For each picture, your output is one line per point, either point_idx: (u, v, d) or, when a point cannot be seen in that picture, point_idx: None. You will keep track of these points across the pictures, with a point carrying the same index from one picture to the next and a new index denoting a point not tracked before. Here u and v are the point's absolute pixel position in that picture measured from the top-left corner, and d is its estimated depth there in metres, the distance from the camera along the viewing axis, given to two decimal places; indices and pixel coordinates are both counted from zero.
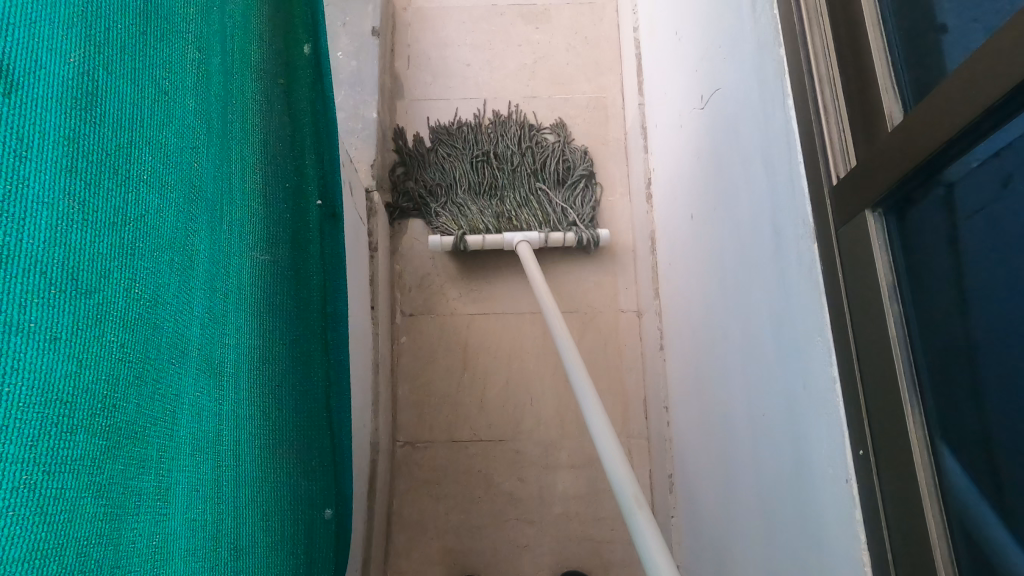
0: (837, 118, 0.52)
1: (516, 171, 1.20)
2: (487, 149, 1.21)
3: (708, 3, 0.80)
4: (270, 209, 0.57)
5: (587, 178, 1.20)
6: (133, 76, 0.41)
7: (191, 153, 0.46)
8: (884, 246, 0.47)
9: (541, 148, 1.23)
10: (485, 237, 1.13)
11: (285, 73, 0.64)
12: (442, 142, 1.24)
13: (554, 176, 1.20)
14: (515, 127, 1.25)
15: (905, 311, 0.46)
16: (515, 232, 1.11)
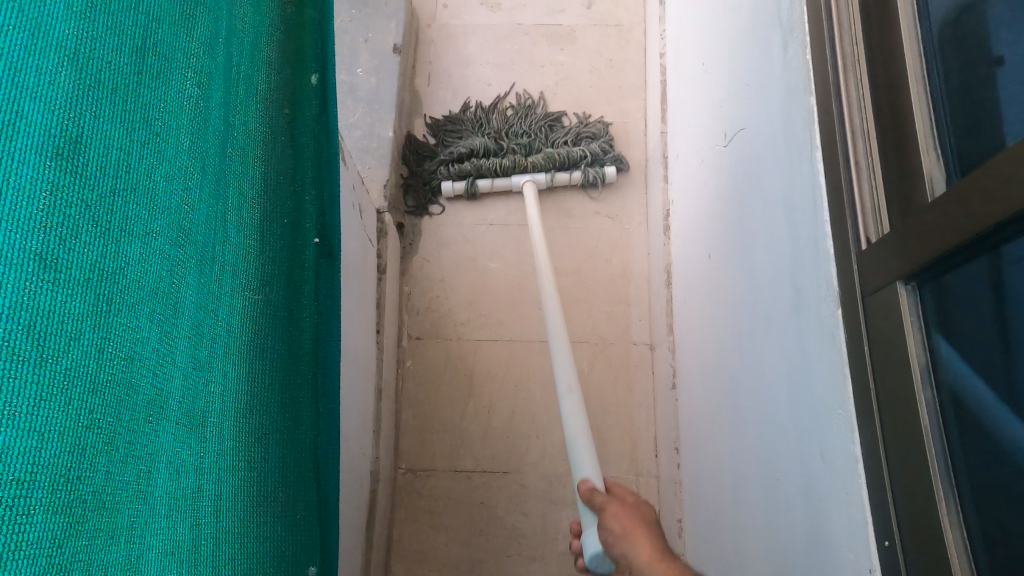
0: (871, 176, 0.48)
1: (530, 135, 1.22)
2: (504, 121, 1.24)
3: (737, 37, 0.77)
4: (267, 247, 0.55)
5: (603, 147, 1.21)
6: (125, 120, 0.40)
7: (186, 194, 0.45)
8: (917, 322, 0.43)
9: (557, 122, 1.25)
10: (494, 182, 1.19)
11: (292, 101, 0.63)
12: (457, 120, 1.26)
13: (570, 139, 1.22)
14: (529, 103, 1.28)
15: (940, 395, 0.42)
16: (522, 176, 1.18)
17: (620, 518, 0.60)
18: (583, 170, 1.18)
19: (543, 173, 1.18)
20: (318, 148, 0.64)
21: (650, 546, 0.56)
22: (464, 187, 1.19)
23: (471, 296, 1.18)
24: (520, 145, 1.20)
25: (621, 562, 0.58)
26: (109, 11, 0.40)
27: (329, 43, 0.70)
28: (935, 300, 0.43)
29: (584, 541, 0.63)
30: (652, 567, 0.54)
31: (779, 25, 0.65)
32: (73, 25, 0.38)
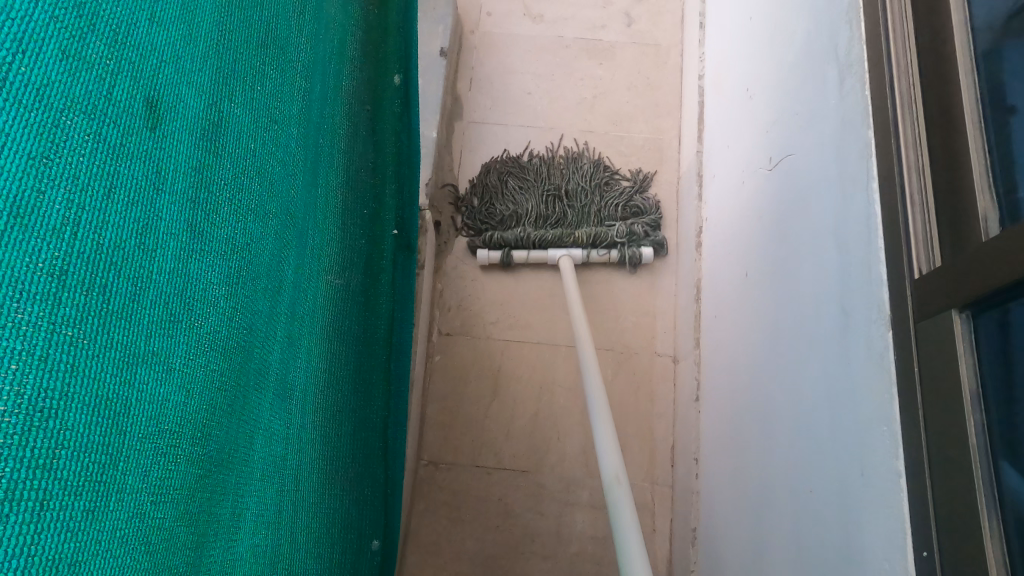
0: (924, 211, 0.52)
1: (588, 203, 1.20)
2: (562, 184, 1.22)
3: (789, 68, 0.80)
4: (348, 234, 0.58)
5: (653, 227, 1.21)
6: (254, 104, 0.43)
7: (295, 178, 0.48)
8: (968, 347, 0.46)
9: (612, 189, 1.24)
10: (530, 252, 1.18)
11: (374, 95, 0.66)
12: (518, 174, 1.24)
13: (622, 216, 1.21)
14: (578, 157, 1.27)
15: (988, 413, 0.45)
16: (560, 249, 1.16)
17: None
18: (621, 250, 1.17)
19: (581, 250, 1.17)
20: (399, 149, 0.67)
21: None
22: (501, 255, 1.18)
23: (500, 300, 1.21)
24: (566, 221, 1.19)
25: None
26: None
27: (411, 38, 0.70)
28: (986, 325, 0.46)
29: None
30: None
31: (835, 60, 0.68)
32: (218, 6, 0.40)
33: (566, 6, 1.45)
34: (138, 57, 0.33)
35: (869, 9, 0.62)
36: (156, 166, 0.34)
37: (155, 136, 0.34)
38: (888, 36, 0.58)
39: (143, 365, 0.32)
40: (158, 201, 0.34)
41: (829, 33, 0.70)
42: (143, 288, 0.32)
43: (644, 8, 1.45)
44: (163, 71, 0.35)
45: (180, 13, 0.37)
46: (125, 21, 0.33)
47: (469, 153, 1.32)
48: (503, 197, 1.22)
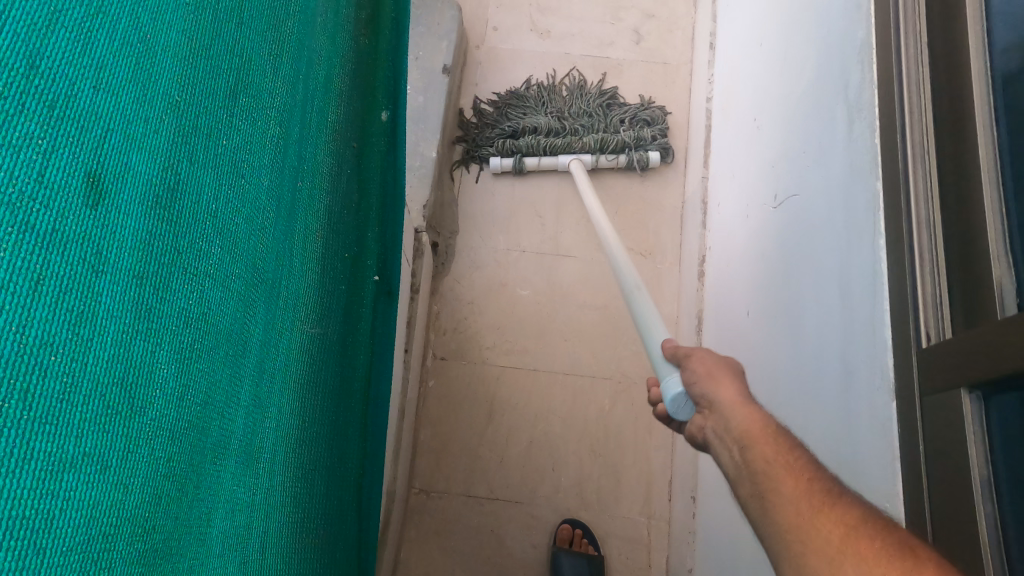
0: (934, 271, 0.49)
1: (594, 117, 1.27)
2: (566, 106, 1.29)
3: (797, 101, 0.77)
4: (325, 281, 0.56)
5: (660, 136, 1.26)
6: (213, 161, 0.40)
7: (262, 232, 0.46)
8: (982, 458, 0.42)
9: (617, 106, 1.30)
10: (541, 160, 1.25)
11: (360, 131, 0.64)
12: (525, 98, 1.31)
13: (627, 122, 1.27)
14: (583, 83, 1.34)
15: (1006, 543, 0.40)
16: (568, 155, 1.23)
17: (704, 360, 0.58)
18: (628, 155, 1.23)
19: (590, 155, 1.23)
20: (382, 188, 0.66)
21: (734, 391, 0.54)
22: (512, 164, 1.25)
23: (497, 322, 1.20)
24: (576, 128, 1.26)
25: (701, 403, 0.56)
26: (208, 48, 0.40)
27: (400, 74, 0.70)
28: (1003, 441, 0.41)
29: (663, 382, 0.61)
30: (734, 408, 0.52)
31: (844, 103, 0.65)
32: (177, 61, 0.37)
33: (574, 21, 1.42)
34: (80, 127, 0.30)
35: (882, 52, 0.58)
36: (96, 242, 0.30)
37: (96, 210, 0.30)
38: (902, 82, 0.55)
39: (72, 471, 0.28)
40: (98, 282, 0.30)
41: (841, 72, 0.66)
42: (76, 383, 0.28)
43: (654, 24, 1.42)
44: (108, 134, 0.32)
45: (131, 73, 0.34)
46: (63, 89, 0.29)
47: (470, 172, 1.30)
48: (511, 113, 1.29)
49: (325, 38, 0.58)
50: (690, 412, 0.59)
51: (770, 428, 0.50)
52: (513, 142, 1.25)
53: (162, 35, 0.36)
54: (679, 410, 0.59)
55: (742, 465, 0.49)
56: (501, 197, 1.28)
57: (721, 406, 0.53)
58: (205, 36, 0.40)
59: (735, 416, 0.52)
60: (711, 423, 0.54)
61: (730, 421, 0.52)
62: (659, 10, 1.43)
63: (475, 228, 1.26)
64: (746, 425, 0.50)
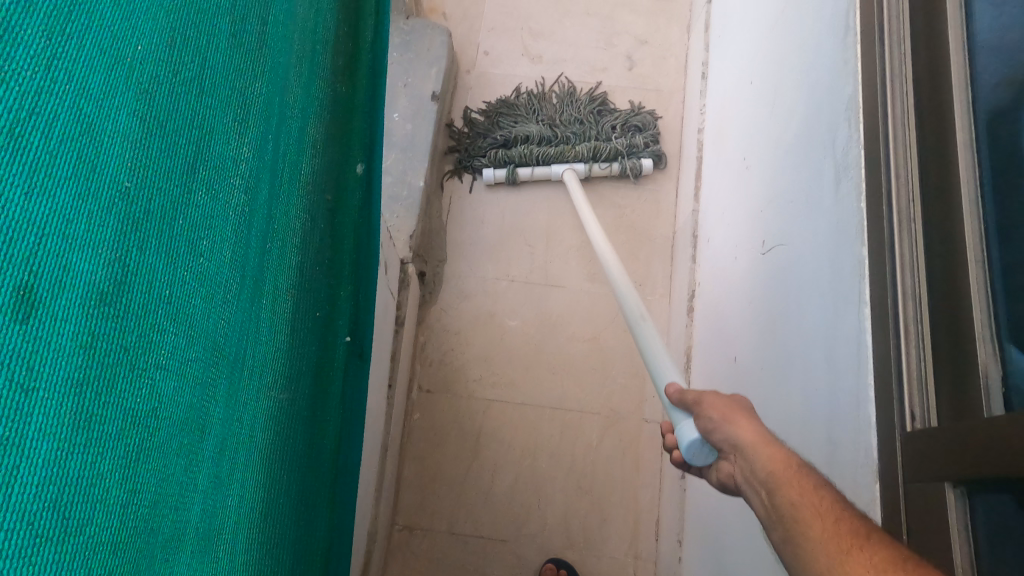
0: (919, 348, 0.47)
1: (585, 124, 1.27)
2: (556, 113, 1.29)
3: (786, 148, 0.76)
4: (295, 345, 0.54)
5: (651, 142, 1.27)
6: (170, 245, 0.38)
7: (225, 309, 0.44)
8: (966, 559, 0.40)
9: (609, 112, 1.30)
10: (534, 170, 1.25)
11: (334, 185, 0.63)
12: (515, 106, 1.31)
13: (619, 127, 1.28)
14: (572, 89, 1.34)
15: None
16: (562, 164, 1.24)
17: (716, 404, 0.55)
18: (621, 163, 1.24)
19: (583, 164, 1.24)
20: (359, 243, 0.64)
21: (754, 430, 0.52)
22: (506, 174, 1.25)
23: (485, 354, 1.18)
24: (570, 134, 1.26)
25: (724, 447, 0.53)
26: (164, 126, 0.39)
27: (377, 124, 0.69)
28: (989, 538, 0.39)
29: (677, 428, 0.57)
30: (758, 449, 0.50)
31: (832, 158, 0.63)
32: (127, 145, 0.36)
33: (566, 47, 1.41)
34: (7, 238, 0.28)
35: (869, 112, 0.57)
36: (28, 358, 0.29)
37: (29, 325, 0.29)
38: (887, 144, 0.54)
39: None
40: (29, 401, 0.28)
41: (829, 124, 0.65)
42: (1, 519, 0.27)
43: (647, 50, 1.41)
44: (44, 241, 0.30)
45: (72, 169, 0.32)
46: None
47: (459, 199, 1.29)
48: (503, 121, 1.29)
49: (298, 93, 0.57)
50: (708, 455, 0.55)
51: (796, 466, 0.48)
52: (505, 151, 1.26)
53: (110, 121, 0.35)
54: (698, 457, 0.56)
55: (774, 509, 0.47)
56: (490, 225, 1.27)
57: (745, 448, 0.51)
58: (162, 115, 0.38)
59: (760, 457, 0.49)
60: (739, 467, 0.51)
61: (755, 463, 0.49)
62: (652, 36, 1.42)
63: (464, 257, 1.25)
64: (773, 465, 0.49)
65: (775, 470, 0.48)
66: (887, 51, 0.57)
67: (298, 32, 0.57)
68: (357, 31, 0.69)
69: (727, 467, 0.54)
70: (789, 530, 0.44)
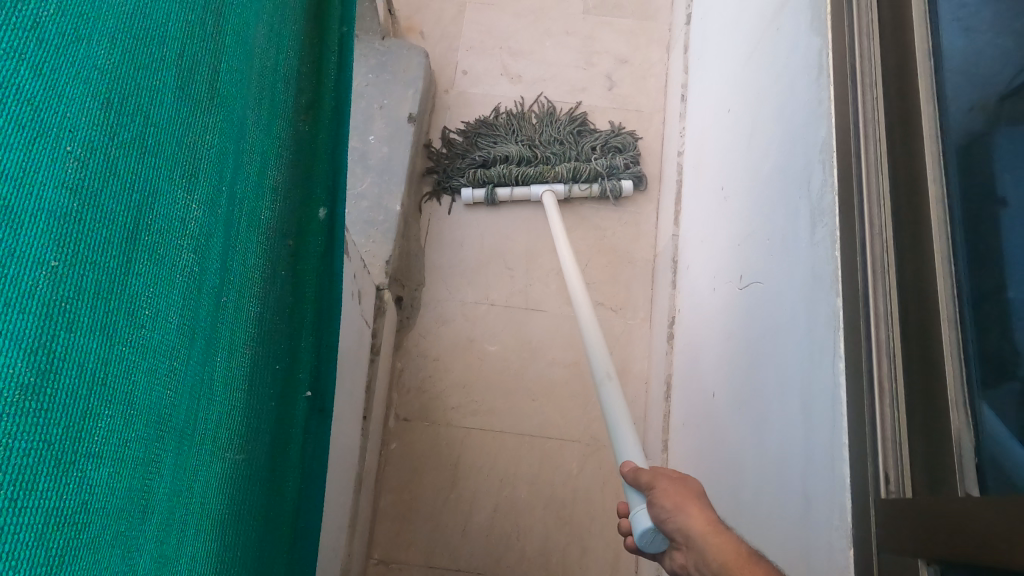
0: (893, 403, 0.47)
1: (565, 145, 1.27)
2: (536, 133, 1.28)
3: (763, 183, 0.75)
4: (249, 403, 0.52)
5: (632, 163, 1.26)
6: (108, 321, 0.36)
7: (172, 380, 0.42)
8: None
9: (589, 133, 1.30)
10: (513, 190, 1.24)
11: (294, 233, 0.61)
12: (494, 125, 1.30)
13: (599, 148, 1.27)
14: (552, 109, 1.33)
15: None
16: (541, 185, 1.23)
17: (669, 491, 0.58)
18: (601, 184, 1.24)
19: (563, 185, 1.23)
20: (320, 292, 0.62)
21: (705, 517, 0.55)
22: (484, 194, 1.24)
23: (463, 381, 1.16)
24: (551, 154, 1.25)
25: (676, 535, 0.56)
26: (101, 194, 0.36)
27: (341, 165, 0.67)
28: None
29: (632, 514, 0.62)
30: (707, 539, 0.53)
31: (807, 200, 0.62)
32: (55, 222, 0.33)
33: (547, 66, 1.40)
34: None
35: (843, 160, 0.57)
36: None
37: None
38: (862, 197, 0.54)
39: None
40: None
41: (804, 164, 0.64)
42: None
43: (627, 70, 1.40)
44: None
45: None
46: None
47: (438, 221, 1.27)
48: (482, 141, 1.28)
49: (255, 140, 0.55)
50: (662, 541, 0.60)
51: (745, 554, 0.51)
52: (484, 172, 1.25)
53: (34, 198, 0.32)
54: (651, 544, 0.60)
55: None
56: (469, 249, 1.25)
57: (695, 539, 0.54)
58: (97, 182, 0.36)
59: (711, 547, 0.52)
60: (692, 556, 0.54)
61: (707, 554, 0.52)
62: (632, 56, 1.42)
63: (442, 281, 1.23)
64: (723, 555, 0.52)
65: (727, 561, 0.51)
66: (861, 102, 0.57)
67: (254, 75, 0.55)
68: (318, 69, 0.67)
69: (678, 557, 0.57)
70: None
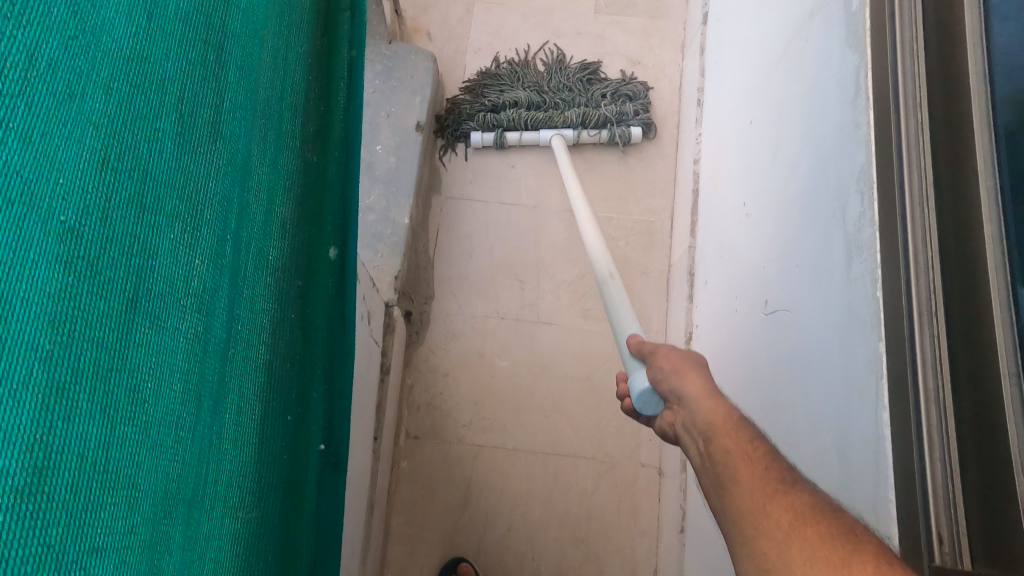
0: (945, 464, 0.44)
1: (574, 92, 1.27)
2: (545, 80, 1.29)
3: (789, 203, 0.72)
4: (258, 458, 0.50)
5: (641, 111, 1.27)
6: (110, 401, 0.33)
7: (178, 452, 0.39)
8: None
9: (597, 81, 1.30)
10: (523, 135, 1.24)
11: (299, 271, 0.58)
12: (502, 74, 1.30)
13: (608, 95, 1.28)
14: (560, 58, 1.34)
15: None
16: (551, 130, 1.23)
17: (669, 357, 0.59)
18: (611, 130, 1.23)
19: (572, 129, 1.23)
20: (331, 338, 0.60)
21: (700, 383, 0.56)
22: (494, 138, 1.24)
23: (474, 396, 1.14)
24: (560, 99, 1.25)
25: (670, 399, 0.57)
26: (99, 262, 0.33)
27: (350, 202, 0.65)
28: None
29: (632, 378, 0.63)
30: (699, 401, 0.54)
31: (842, 231, 0.59)
32: (49, 302, 0.30)
33: None
34: None
35: (884, 187, 0.53)
36: None
37: None
38: (905, 230, 0.50)
39: None
40: None
41: (837, 192, 0.61)
42: None
43: (639, 72, 1.36)
44: None
45: None
46: None
47: (447, 231, 1.23)
48: (490, 87, 1.28)
49: (260, 178, 0.52)
50: (657, 406, 0.61)
51: (735, 418, 0.51)
52: (495, 114, 1.24)
53: (26, 278, 0.29)
54: (647, 405, 0.61)
55: (706, 455, 0.50)
56: (479, 259, 1.22)
57: (688, 399, 0.55)
58: (95, 250, 0.33)
59: (701, 409, 0.53)
60: (681, 418, 0.55)
61: (696, 414, 0.53)
62: (645, 57, 1.38)
63: (452, 293, 1.20)
64: (711, 417, 0.52)
65: (715, 422, 0.51)
66: (904, 124, 0.53)
67: (258, 108, 0.52)
68: (325, 99, 0.65)
69: (669, 418, 0.58)
70: (717, 471, 0.48)
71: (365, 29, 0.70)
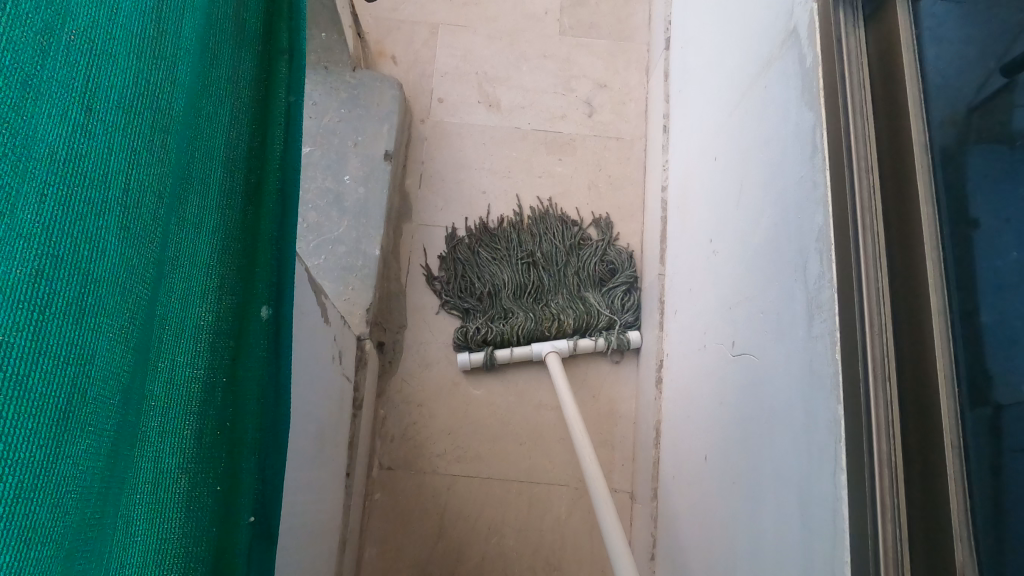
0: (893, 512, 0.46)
1: (563, 264, 1.18)
2: (532, 251, 1.19)
3: (754, 250, 0.74)
4: (180, 534, 0.48)
5: (628, 281, 1.19)
6: (37, 520, 0.30)
7: (95, 557, 0.36)
8: None
9: (584, 246, 1.22)
10: (514, 351, 1.12)
11: (234, 333, 0.54)
12: (492, 241, 1.21)
13: (596, 265, 1.20)
14: (544, 216, 1.25)
15: None
16: (545, 343, 1.11)
17: None
18: (607, 338, 1.13)
19: (567, 341, 1.12)
20: (265, 409, 0.56)
21: None
22: (483, 358, 1.12)
23: (448, 426, 1.14)
24: (550, 275, 1.17)
25: None
26: (31, 375, 0.30)
27: (287, 255, 0.60)
28: None
29: None
30: None
31: (803, 286, 0.61)
32: None
33: (525, 93, 1.36)
34: None
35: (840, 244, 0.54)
36: None
37: None
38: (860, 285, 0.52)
39: None
40: None
41: (798, 246, 0.63)
42: None
43: (606, 95, 1.37)
44: None
45: None
46: None
47: (418, 260, 1.23)
48: (476, 273, 1.18)
49: (184, 244, 0.48)
50: None
51: None
52: (480, 333, 1.13)
53: None
54: None
55: None
56: None
57: None
58: (24, 364, 0.30)
59: None
60: None
61: None
62: (612, 80, 1.39)
63: (424, 322, 1.19)
64: None
65: None
66: (858, 181, 0.54)
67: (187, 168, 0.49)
68: (262, 148, 0.60)
69: None
70: None
71: (304, 73, 0.66)
